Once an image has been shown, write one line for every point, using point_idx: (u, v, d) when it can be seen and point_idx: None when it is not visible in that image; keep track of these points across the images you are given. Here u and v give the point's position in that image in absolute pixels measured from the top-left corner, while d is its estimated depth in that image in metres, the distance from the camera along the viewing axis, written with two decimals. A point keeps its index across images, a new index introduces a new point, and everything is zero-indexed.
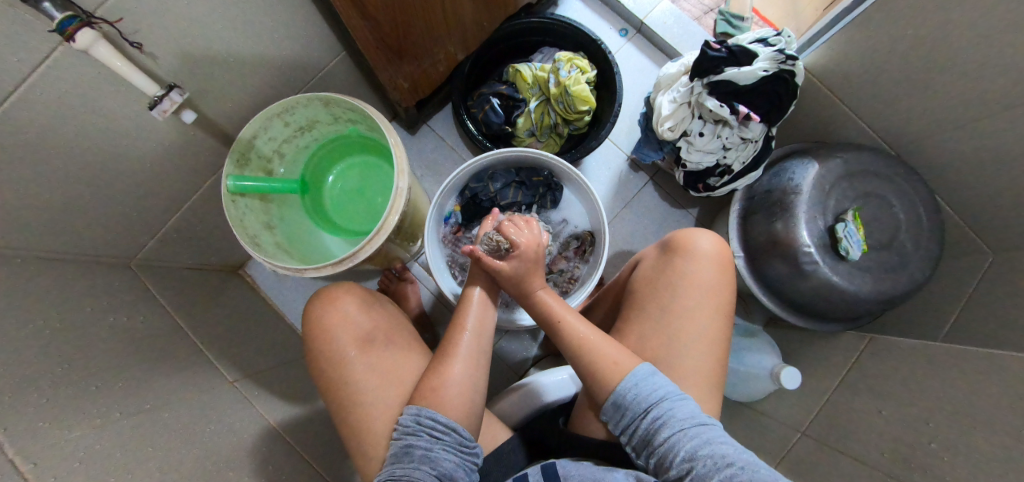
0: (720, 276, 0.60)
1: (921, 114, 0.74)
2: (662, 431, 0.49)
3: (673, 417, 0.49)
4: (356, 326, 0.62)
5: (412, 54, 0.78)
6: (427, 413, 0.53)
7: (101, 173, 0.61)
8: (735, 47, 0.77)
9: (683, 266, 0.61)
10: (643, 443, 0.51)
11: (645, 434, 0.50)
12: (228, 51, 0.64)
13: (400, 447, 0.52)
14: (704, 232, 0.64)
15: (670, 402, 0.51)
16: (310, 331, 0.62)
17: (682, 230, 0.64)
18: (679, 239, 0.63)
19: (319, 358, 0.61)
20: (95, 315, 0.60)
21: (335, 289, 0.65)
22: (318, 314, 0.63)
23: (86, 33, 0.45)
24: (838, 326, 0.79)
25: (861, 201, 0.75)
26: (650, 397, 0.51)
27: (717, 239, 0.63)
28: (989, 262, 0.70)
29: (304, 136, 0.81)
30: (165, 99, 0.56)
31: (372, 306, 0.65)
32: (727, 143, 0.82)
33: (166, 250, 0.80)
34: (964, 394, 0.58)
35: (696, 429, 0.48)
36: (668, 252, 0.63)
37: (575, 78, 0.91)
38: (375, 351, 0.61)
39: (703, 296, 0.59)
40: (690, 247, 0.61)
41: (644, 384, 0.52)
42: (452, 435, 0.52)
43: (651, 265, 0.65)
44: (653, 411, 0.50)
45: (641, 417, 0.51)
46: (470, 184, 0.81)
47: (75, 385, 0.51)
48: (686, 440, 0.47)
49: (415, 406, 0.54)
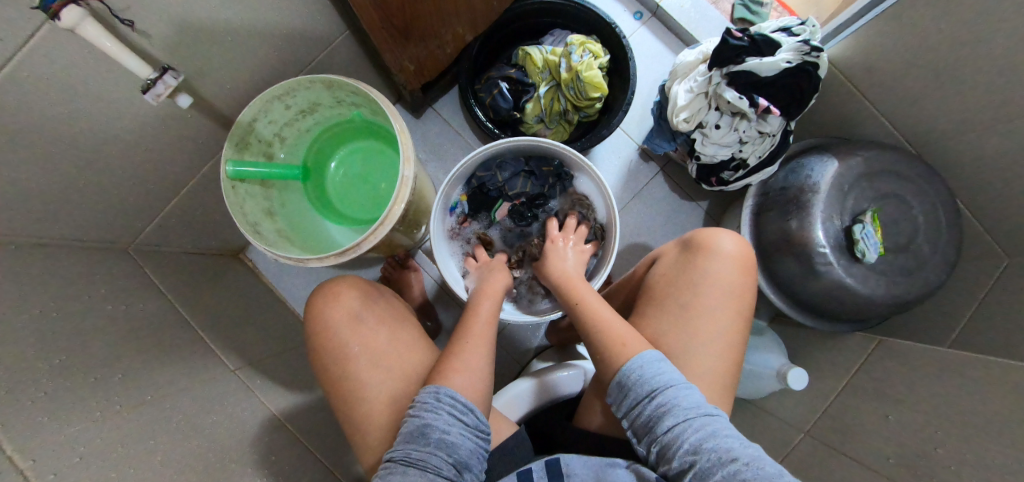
0: (742, 278, 0.59)
1: (944, 113, 0.71)
2: (666, 419, 0.47)
3: (679, 405, 0.47)
4: (361, 322, 0.60)
5: (418, 35, 0.74)
6: (446, 392, 0.51)
7: (94, 156, 0.58)
8: (757, 36, 0.74)
9: (705, 265, 0.59)
10: (644, 428, 0.49)
11: (648, 420, 0.49)
12: (225, 28, 0.61)
13: (417, 425, 0.49)
14: (725, 232, 0.63)
15: (676, 390, 0.49)
16: (313, 327, 0.61)
17: (703, 229, 0.63)
18: (700, 238, 0.61)
19: (323, 354, 0.60)
20: (93, 304, 0.58)
21: (337, 284, 0.63)
22: (320, 310, 0.61)
23: (72, 11, 0.41)
24: (847, 327, 0.78)
25: (880, 202, 0.74)
26: (656, 382, 0.49)
27: (739, 240, 0.61)
28: (1004, 266, 0.69)
29: (305, 119, 0.78)
30: (159, 82, 0.53)
31: (376, 302, 0.64)
32: (744, 137, 0.79)
33: (165, 234, 0.78)
34: (974, 402, 0.58)
35: (701, 420, 0.46)
36: (689, 251, 0.62)
37: (587, 63, 0.87)
38: (380, 347, 0.59)
39: (724, 297, 0.58)
40: (712, 246, 0.60)
41: (650, 368, 0.51)
42: (469, 417, 0.51)
43: (670, 263, 0.63)
44: (658, 397, 0.48)
45: (644, 400, 0.49)
46: (478, 173, 0.78)
47: (73, 377, 0.50)
48: (691, 431, 0.45)
49: (434, 386, 0.52)
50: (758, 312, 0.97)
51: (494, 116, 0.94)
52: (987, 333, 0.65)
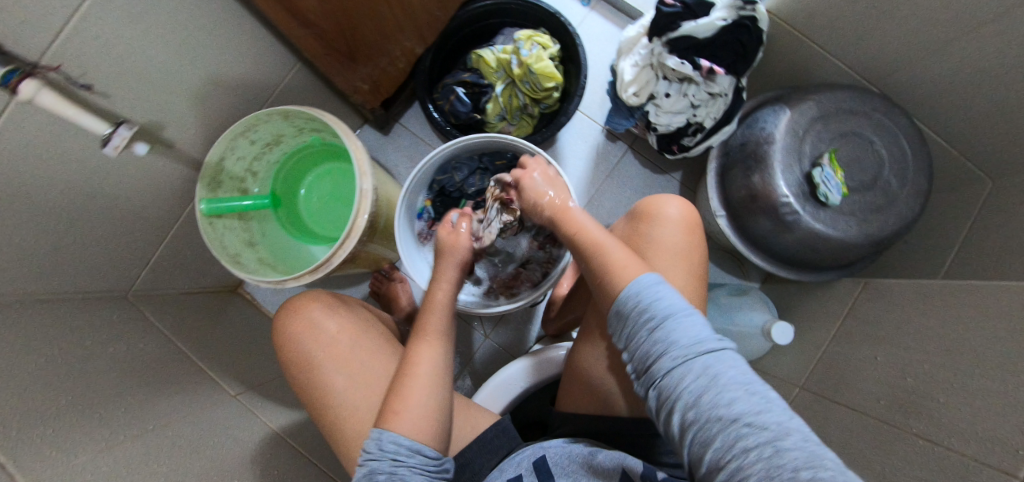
0: (689, 241, 0.59)
1: (892, 46, 0.70)
2: (663, 359, 0.43)
3: (679, 344, 0.43)
4: (322, 332, 0.63)
5: (365, 54, 0.80)
6: (389, 438, 0.49)
7: (81, 212, 0.64)
8: (689, 0, 0.75)
9: (649, 231, 0.60)
10: (643, 365, 0.45)
11: (645, 356, 0.45)
12: (180, 79, 0.66)
13: (363, 474, 0.48)
14: (672, 198, 0.63)
15: (679, 325, 0.44)
16: (279, 339, 0.64)
17: (649, 198, 0.64)
18: (645, 206, 0.63)
19: (292, 365, 0.63)
20: (96, 348, 0.63)
21: (300, 299, 0.66)
22: (285, 324, 0.64)
23: (30, 84, 0.47)
24: (832, 274, 0.77)
25: (838, 142, 0.71)
26: (657, 313, 0.46)
27: (685, 204, 0.62)
28: (989, 189, 0.69)
29: (273, 152, 0.82)
30: (114, 135, 0.57)
31: (340, 310, 0.66)
32: (694, 101, 0.79)
33: (160, 278, 0.83)
34: (961, 329, 0.56)
35: (703, 363, 0.42)
36: (636, 220, 0.63)
37: (536, 55, 0.91)
38: (343, 359, 0.62)
39: (673, 260, 0.58)
40: (656, 213, 0.61)
41: (652, 298, 0.47)
42: (416, 457, 0.49)
43: (620, 235, 0.65)
44: (658, 332, 0.45)
45: (642, 331, 0.46)
46: (436, 178, 0.80)
47: (78, 414, 0.54)
48: (690, 376, 0.41)
49: (378, 430, 0.51)
50: (748, 275, 0.95)
51: (456, 121, 0.96)
52: (980, 260, 0.63)
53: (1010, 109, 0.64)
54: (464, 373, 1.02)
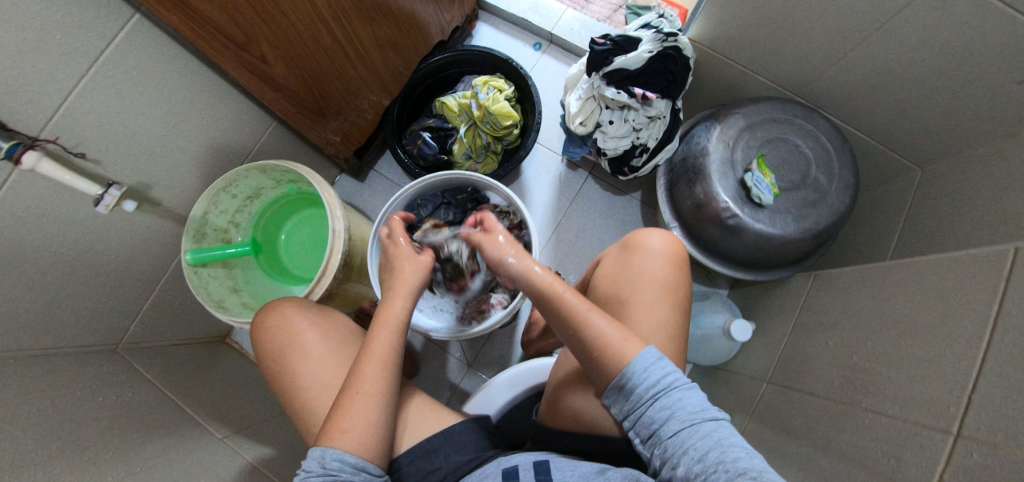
0: (675, 272, 0.65)
1: (802, 61, 0.78)
2: (670, 424, 0.48)
3: (683, 410, 0.48)
4: (297, 333, 0.67)
5: (334, 110, 0.88)
6: (334, 455, 0.52)
7: (71, 266, 0.69)
8: (618, 37, 0.82)
9: (641, 263, 0.66)
10: (648, 431, 0.49)
11: (650, 423, 0.49)
12: (166, 143, 0.74)
13: None
14: (657, 231, 0.69)
15: (681, 394, 0.49)
16: (258, 335, 0.69)
17: (637, 230, 0.70)
18: (633, 238, 0.69)
19: (268, 359, 0.67)
20: (87, 397, 0.66)
21: (276, 304, 0.70)
22: (263, 322, 0.69)
23: (30, 155, 0.54)
24: (786, 271, 0.81)
25: (765, 148, 0.78)
26: (660, 386, 0.50)
27: (669, 236, 0.68)
28: (920, 176, 0.77)
29: (254, 204, 0.89)
30: (106, 194, 0.64)
31: (313, 315, 0.70)
32: (635, 125, 0.86)
33: (149, 331, 0.87)
34: (896, 304, 0.59)
35: (706, 426, 0.47)
36: (627, 251, 0.69)
37: (493, 98, 0.99)
38: (311, 364, 0.65)
39: (660, 292, 0.63)
40: (643, 246, 0.67)
41: (653, 369, 0.51)
42: (360, 475, 0.52)
43: (612, 264, 0.70)
44: (662, 401, 0.49)
45: (647, 403, 0.50)
46: (404, 214, 0.87)
47: (67, 458, 0.56)
48: (695, 437, 0.46)
49: (320, 449, 0.53)
50: (715, 283, 0.98)
51: (424, 163, 1.03)
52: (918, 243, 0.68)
53: (918, 103, 0.71)
54: (450, 403, 1.03)
